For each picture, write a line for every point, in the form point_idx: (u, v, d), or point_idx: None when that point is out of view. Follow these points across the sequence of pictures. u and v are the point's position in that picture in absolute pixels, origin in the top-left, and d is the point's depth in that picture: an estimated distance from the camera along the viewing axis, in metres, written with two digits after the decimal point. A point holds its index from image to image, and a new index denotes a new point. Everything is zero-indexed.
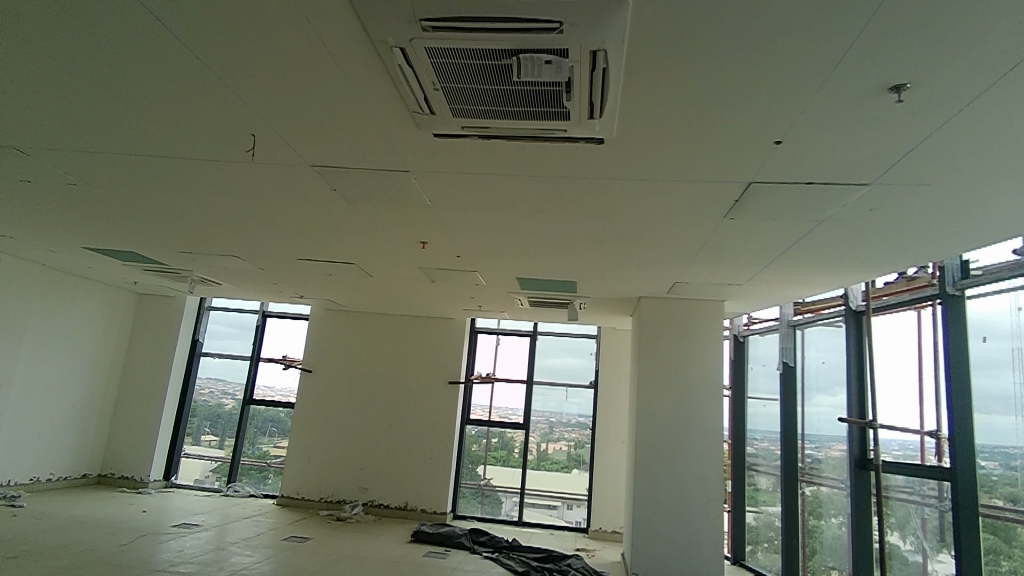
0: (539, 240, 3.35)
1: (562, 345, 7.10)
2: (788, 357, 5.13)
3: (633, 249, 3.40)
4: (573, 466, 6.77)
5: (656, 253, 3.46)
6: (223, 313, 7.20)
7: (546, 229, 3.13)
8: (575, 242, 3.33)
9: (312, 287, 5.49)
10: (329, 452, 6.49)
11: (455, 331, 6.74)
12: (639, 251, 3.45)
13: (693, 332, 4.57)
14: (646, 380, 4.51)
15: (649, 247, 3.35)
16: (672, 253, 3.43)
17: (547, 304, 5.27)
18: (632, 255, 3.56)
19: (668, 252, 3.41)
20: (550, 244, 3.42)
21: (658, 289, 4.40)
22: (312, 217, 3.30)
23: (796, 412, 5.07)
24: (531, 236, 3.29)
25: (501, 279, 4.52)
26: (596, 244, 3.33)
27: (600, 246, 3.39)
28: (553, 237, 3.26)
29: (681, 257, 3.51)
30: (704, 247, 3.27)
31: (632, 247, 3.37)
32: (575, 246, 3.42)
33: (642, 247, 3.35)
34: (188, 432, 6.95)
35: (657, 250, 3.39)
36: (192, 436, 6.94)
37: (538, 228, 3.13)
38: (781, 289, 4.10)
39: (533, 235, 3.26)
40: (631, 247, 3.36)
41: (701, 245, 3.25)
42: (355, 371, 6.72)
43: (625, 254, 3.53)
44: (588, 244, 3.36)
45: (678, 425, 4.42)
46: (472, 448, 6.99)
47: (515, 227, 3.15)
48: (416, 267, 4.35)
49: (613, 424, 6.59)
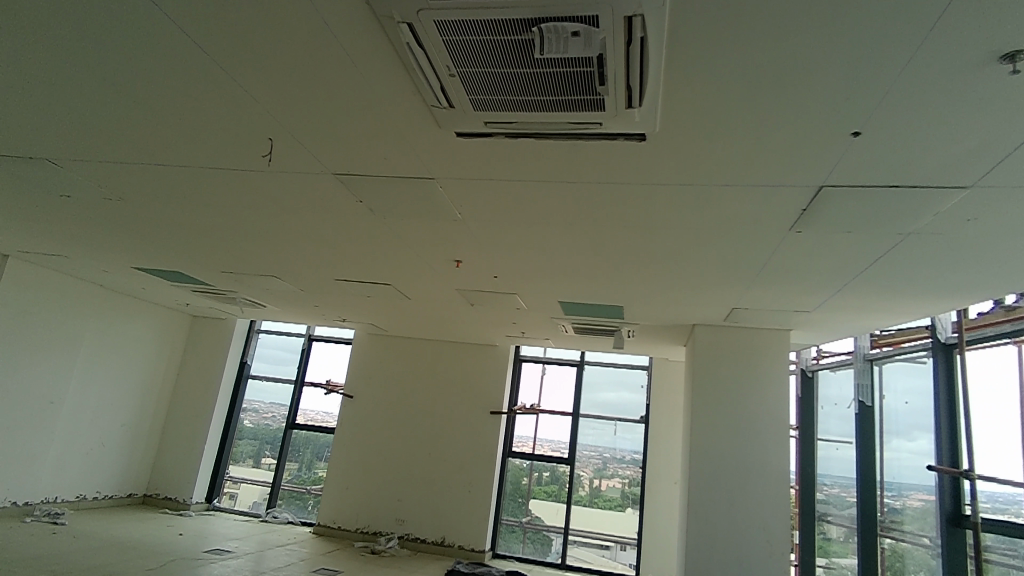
0: (579, 258, 3.09)
1: (611, 377, 6.74)
2: (863, 396, 4.60)
3: (683, 269, 3.09)
4: (628, 504, 6.28)
5: (709, 274, 3.13)
6: (271, 336, 7.27)
7: (586, 245, 2.88)
8: (618, 261, 3.06)
9: (352, 310, 5.42)
10: (367, 481, 6.32)
11: (499, 359, 6.50)
12: (690, 272, 3.14)
13: (753, 364, 4.16)
14: (700, 415, 4.11)
15: (701, 267, 3.04)
16: (728, 275, 3.10)
17: (593, 331, 4.97)
18: (682, 277, 3.24)
19: (722, 273, 3.08)
20: (591, 262, 3.16)
21: (714, 316, 4.04)
22: (342, 233, 3.19)
23: (875, 458, 4.51)
24: (569, 253, 3.04)
25: (543, 303, 4.27)
26: (641, 262, 3.04)
27: (646, 266, 3.10)
28: (595, 254, 3.00)
29: (738, 279, 3.16)
30: (765, 267, 2.93)
31: (682, 267, 3.06)
32: (619, 266, 3.14)
33: (694, 267, 3.04)
34: (235, 454, 6.95)
35: (710, 270, 3.07)
36: (247, 458, 6.94)
37: (577, 245, 2.88)
38: (855, 317, 3.66)
39: (572, 252, 3.01)
40: (681, 267, 3.05)
41: (760, 266, 2.91)
42: (396, 399, 6.57)
43: (674, 275, 3.22)
44: (633, 263, 3.07)
45: (737, 466, 3.98)
46: (516, 481, 6.64)
47: (553, 244, 2.92)
48: (454, 289, 4.17)
49: (665, 462, 6.13)
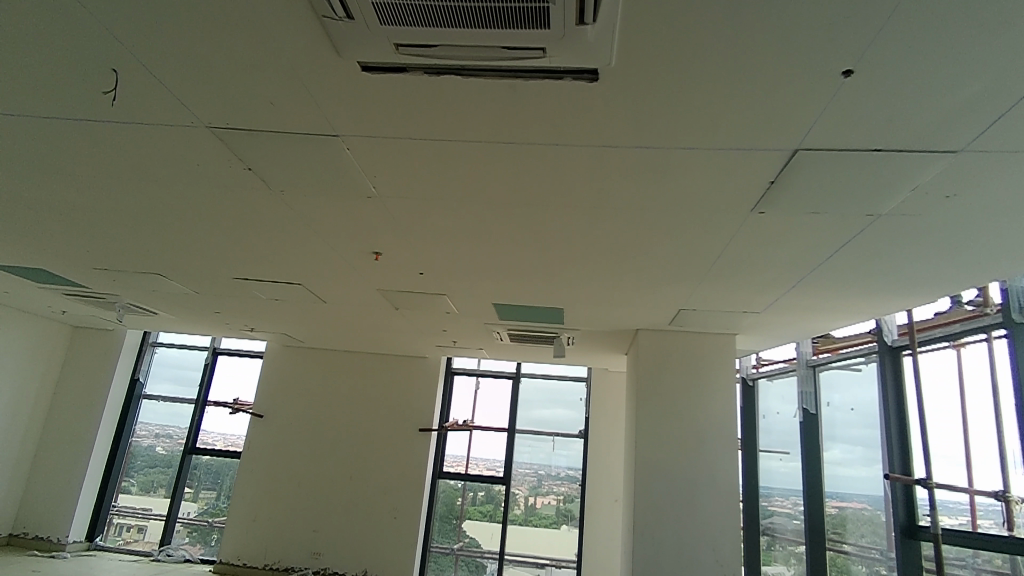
0: (515, 247, 2.71)
1: (548, 390, 6.40)
2: (807, 403, 4.45)
3: (631, 261, 2.76)
4: (562, 522, 5.95)
5: (660, 267, 2.82)
6: (170, 350, 6.48)
7: (523, 229, 2.49)
8: (559, 250, 2.71)
9: (260, 317, 4.81)
10: (279, 510, 5.64)
11: (428, 372, 6.01)
12: (638, 265, 2.82)
13: (699, 370, 3.91)
14: (645, 426, 3.80)
15: (650, 259, 2.72)
16: (679, 267, 2.80)
17: (530, 338, 4.61)
18: (628, 270, 2.93)
19: (672, 265, 2.78)
20: (528, 253, 2.79)
21: (659, 319, 3.75)
22: (233, 216, 2.66)
23: (822, 468, 4.35)
24: (505, 241, 2.65)
25: (475, 306, 3.87)
26: (585, 251, 2.69)
27: (589, 256, 2.75)
28: (534, 242, 2.63)
29: (689, 273, 2.88)
30: (720, 258, 2.65)
31: (630, 258, 2.74)
32: (560, 257, 2.79)
33: (643, 258, 2.72)
34: (141, 484, 6.11)
35: (659, 262, 2.76)
36: (157, 488, 6.10)
37: (514, 229, 2.50)
38: (803, 318, 3.48)
39: (507, 239, 2.62)
40: (629, 258, 2.73)
41: (714, 257, 2.63)
42: (314, 417, 5.94)
43: (620, 268, 2.90)
44: (575, 253, 2.72)
45: (687, 480, 3.69)
46: (445, 504, 6.11)
47: (485, 228, 2.52)
48: (374, 291, 3.69)
49: (606, 479, 5.82)
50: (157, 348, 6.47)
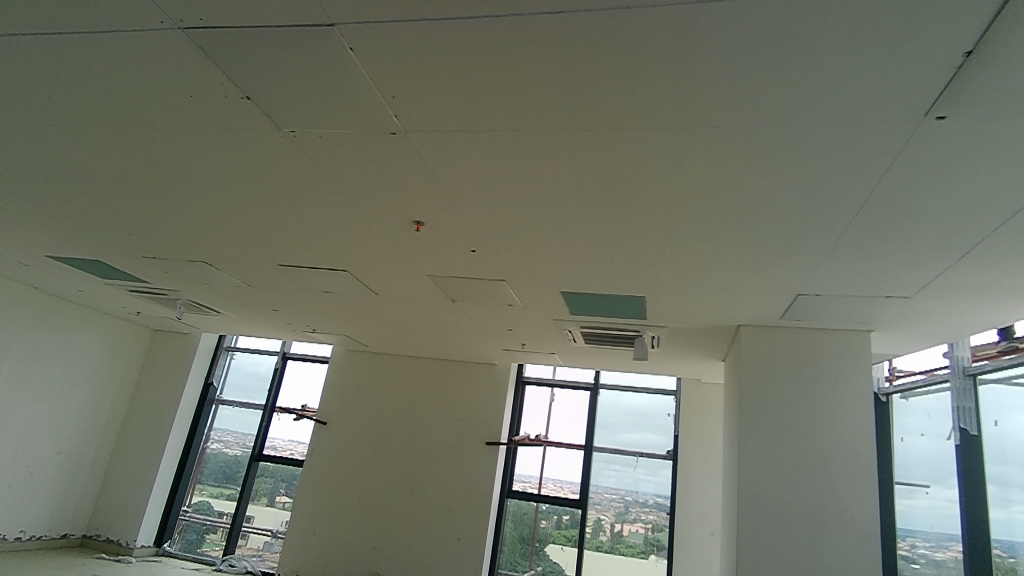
0: (580, 203, 2.16)
1: (630, 404, 5.71)
2: (966, 422, 3.49)
3: (733, 215, 2.12)
4: (651, 552, 5.25)
5: (772, 224, 2.16)
6: (244, 355, 6.40)
7: (590, 172, 1.93)
8: (638, 205, 2.12)
9: (317, 316, 4.53)
10: (338, 524, 5.31)
11: (497, 381, 5.50)
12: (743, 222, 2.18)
13: (817, 375, 3.13)
14: (749, 445, 3.08)
15: (759, 210, 2.07)
16: (799, 222, 2.13)
17: (607, 339, 4.00)
18: (728, 231, 2.29)
19: (789, 218, 2.11)
20: (598, 212, 2.22)
21: (767, 310, 3.03)
22: (251, 175, 2.30)
23: (987, 506, 3.35)
24: (567, 193, 2.10)
25: (541, 297, 3.34)
26: (671, 203, 2.09)
27: (677, 210, 2.14)
28: (602, 194, 2.07)
29: (811, 232, 2.19)
30: (860, 205, 1.95)
31: (733, 212, 2.10)
32: (639, 215, 2.20)
33: (749, 210, 2.08)
34: (219, 492, 5.99)
35: (771, 217, 2.11)
36: (262, 496, 5.93)
37: (577, 172, 1.94)
38: (967, 305, 2.65)
39: (569, 190, 2.07)
40: (731, 209, 2.09)
41: (853, 203, 1.94)
42: (377, 425, 5.59)
43: (718, 228, 2.27)
44: (658, 206, 2.12)
45: (807, 514, 2.92)
46: (516, 528, 5.55)
47: (541, 174, 1.98)
48: (425, 277, 3.25)
49: (700, 510, 5.02)
50: (231, 353, 6.41)
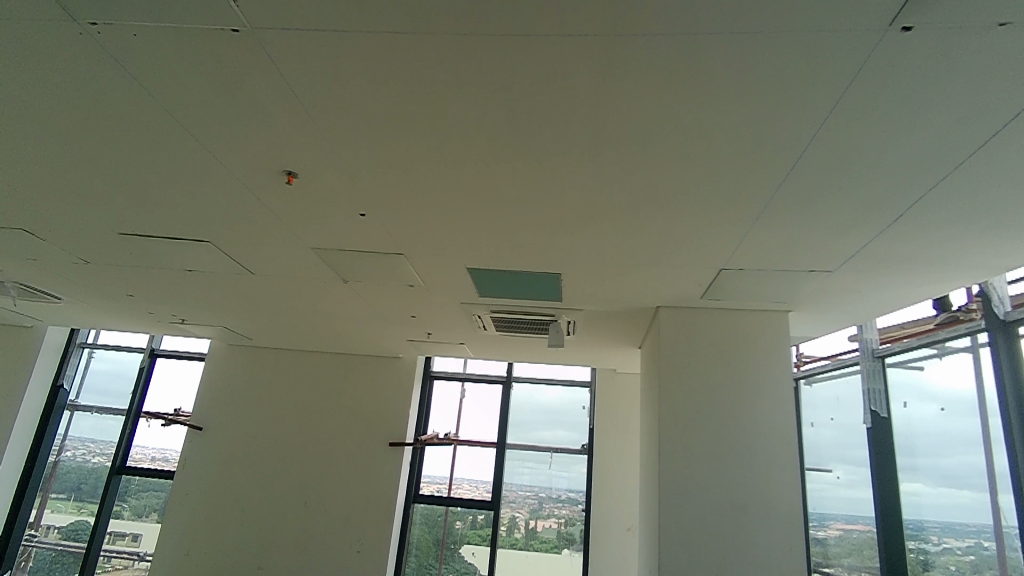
0: (486, 143, 1.81)
1: (546, 396, 5.48)
2: (876, 404, 3.48)
3: (661, 160, 1.84)
4: (563, 546, 5.03)
5: (703, 173, 1.91)
6: (106, 352, 5.54)
7: (495, 98, 1.57)
8: (554, 147, 1.80)
9: (186, 302, 3.89)
10: (216, 543, 4.64)
11: (401, 376, 5.04)
12: (670, 169, 1.91)
13: (736, 357, 2.97)
14: (670, 433, 2.87)
15: (691, 155, 1.80)
16: (732, 171, 1.88)
17: (519, 326, 3.68)
18: (652, 186, 2.02)
19: (721, 166, 1.86)
20: (508, 155, 1.88)
21: (689, 289, 2.82)
22: (55, 96, 1.75)
23: (898, 486, 3.35)
24: (469, 127, 1.73)
25: (445, 275, 2.96)
26: (591, 142, 1.77)
27: (599, 153, 1.83)
28: (512, 131, 1.73)
29: (742, 185, 1.97)
30: (802, 151, 1.73)
31: (661, 156, 1.82)
32: (555, 160, 1.89)
33: (680, 155, 1.80)
34: (71, 512, 5.14)
35: (703, 163, 1.85)
36: (151, 513, 5.10)
37: (481, 100, 1.59)
38: (886, 279, 2.56)
39: (473, 125, 1.71)
40: (660, 154, 1.81)
41: (794, 147, 1.71)
42: (265, 430, 4.96)
43: (643, 179, 1.98)
44: (577, 146, 1.80)
45: (729, 503, 2.74)
46: (423, 532, 5.11)
47: (437, 101, 1.61)
48: (308, 250, 2.77)
49: (617, 505, 4.84)
50: (86, 350, 5.52)
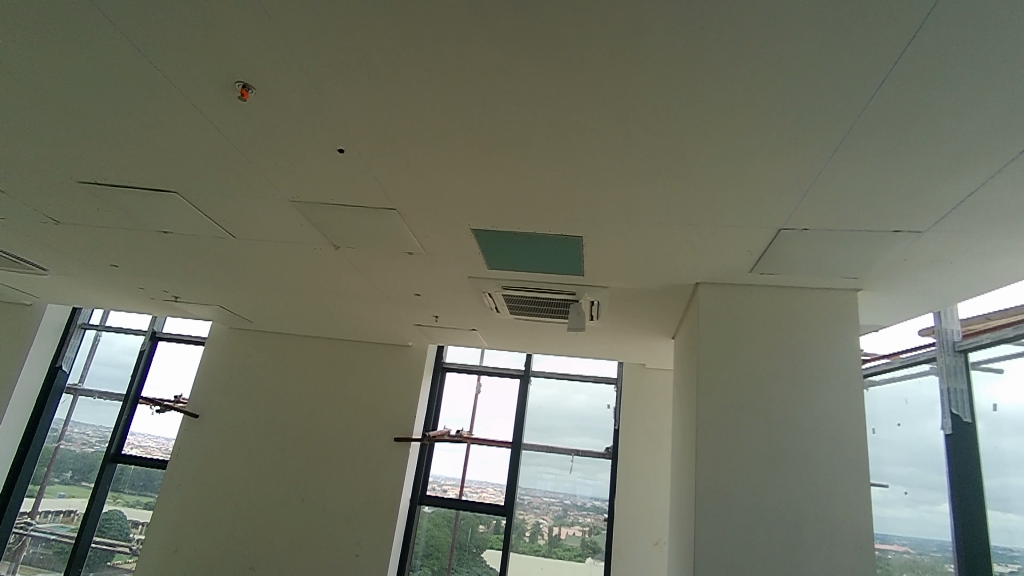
0: (477, 40, 1.40)
1: (568, 393, 5.04)
2: (958, 408, 2.92)
3: (712, 65, 1.41)
4: (587, 555, 4.57)
5: (770, 83, 1.45)
6: (111, 335, 5.33)
7: None
8: (564, 45, 1.39)
9: (173, 275, 3.59)
10: (208, 539, 4.32)
11: (410, 366, 4.66)
12: (727, 78, 1.45)
13: (792, 343, 2.48)
14: (707, 433, 2.41)
15: (753, 53, 1.35)
16: (808, 81, 1.42)
17: (535, 309, 3.26)
18: (694, 110, 1.59)
19: (795, 72, 1.39)
20: (506, 61, 1.47)
21: (737, 261, 2.35)
22: None
23: (983, 509, 2.76)
24: (454, 10, 1.32)
25: (448, 242, 2.55)
26: (620, 34, 1.34)
27: (630, 55, 1.40)
28: (508, 16, 1.32)
29: (812, 105, 1.52)
30: (907, 40, 1.26)
31: (712, 58, 1.38)
32: (567, 67, 1.47)
33: (738, 52, 1.36)
34: (63, 498, 4.90)
35: (773, 67, 1.39)
36: None
37: None
38: (990, 247, 2.05)
39: (458, 8, 1.31)
40: (711, 52, 1.37)
41: (896, 33, 1.25)
42: (265, 420, 4.63)
43: (689, 97, 1.54)
44: (602, 41, 1.36)
45: (781, 520, 2.26)
46: (443, 533, 4.70)
47: None
48: (287, 207, 2.40)
49: (646, 514, 4.36)
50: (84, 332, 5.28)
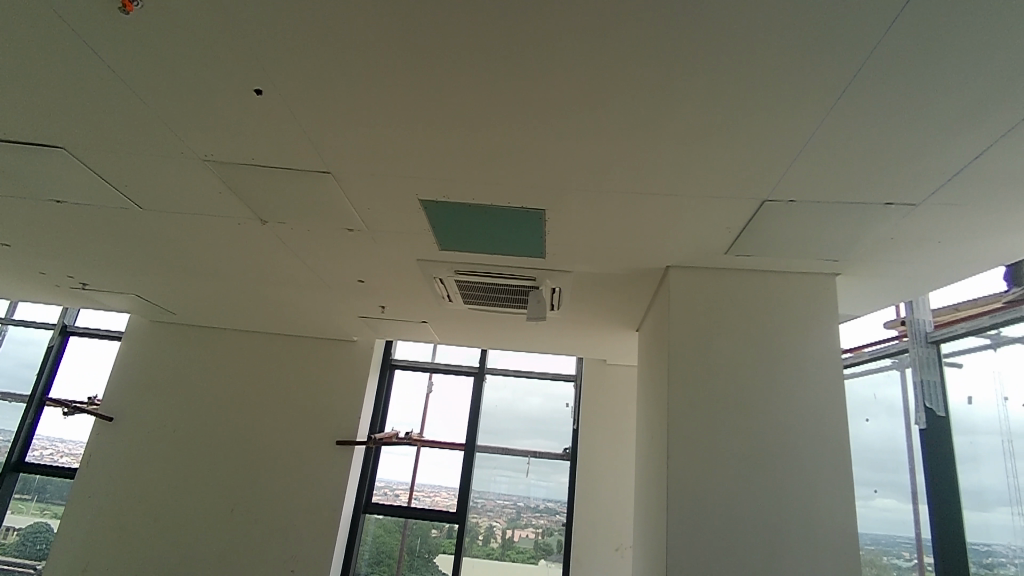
0: None
1: (525, 391, 4.79)
2: (931, 401, 2.81)
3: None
4: (540, 557, 4.34)
5: (776, 20, 1.21)
6: (15, 329, 4.79)
7: None
8: None
9: (79, 256, 3.15)
10: (122, 557, 3.85)
11: (355, 362, 4.30)
12: (726, 13, 1.20)
13: (769, 332, 2.29)
14: (680, 431, 2.19)
15: None
16: (820, 16, 1.19)
17: (491, 298, 2.98)
18: (684, 58, 1.34)
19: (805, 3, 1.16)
20: None
21: (713, 240, 2.14)
22: None
23: (959, 506, 2.65)
24: None
25: (393, 216, 2.24)
26: None
27: None
28: None
29: (820, 54, 1.29)
30: None
31: None
32: None
33: None
34: None
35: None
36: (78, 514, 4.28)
37: None
38: (983, 224, 1.89)
39: None
40: None
41: None
42: (191, 423, 4.18)
43: (680, 38, 1.28)
44: None
45: (760, 526, 2.05)
46: (393, 540, 4.37)
47: None
48: (202, 170, 2.04)
49: (605, 515, 4.15)
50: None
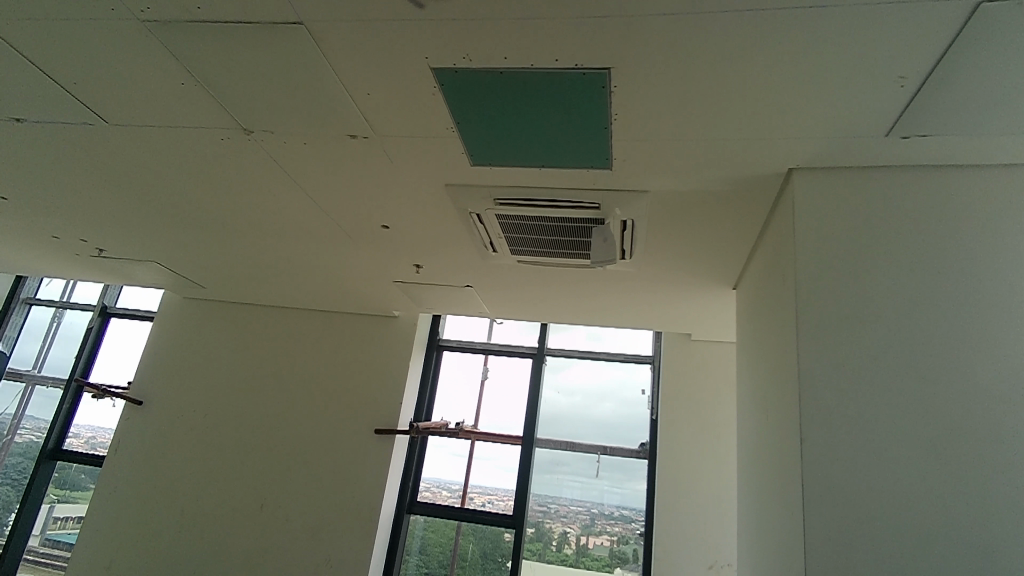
0: None
1: (593, 376, 4.13)
2: None
3: None
4: (615, 564, 3.69)
5: None
6: (72, 313, 4.83)
7: None
8: None
9: (80, 212, 2.81)
10: (147, 551, 3.52)
11: (396, 341, 3.79)
12: None
13: (959, 256, 1.51)
14: (817, 405, 1.48)
15: None
16: None
17: (545, 244, 2.36)
18: None
19: None
20: None
21: (869, 113, 1.41)
22: None
23: None
24: None
25: (400, 112, 1.66)
26: None
27: None
28: None
29: None
30: None
31: None
32: None
33: None
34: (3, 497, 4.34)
35: None
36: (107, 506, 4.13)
37: None
38: None
39: None
40: None
41: None
42: (221, 407, 3.81)
43: None
44: None
45: (960, 554, 1.29)
46: (469, 543, 3.83)
47: None
48: (147, 47, 1.54)
49: (693, 525, 3.40)
50: (53, 309, 4.88)
